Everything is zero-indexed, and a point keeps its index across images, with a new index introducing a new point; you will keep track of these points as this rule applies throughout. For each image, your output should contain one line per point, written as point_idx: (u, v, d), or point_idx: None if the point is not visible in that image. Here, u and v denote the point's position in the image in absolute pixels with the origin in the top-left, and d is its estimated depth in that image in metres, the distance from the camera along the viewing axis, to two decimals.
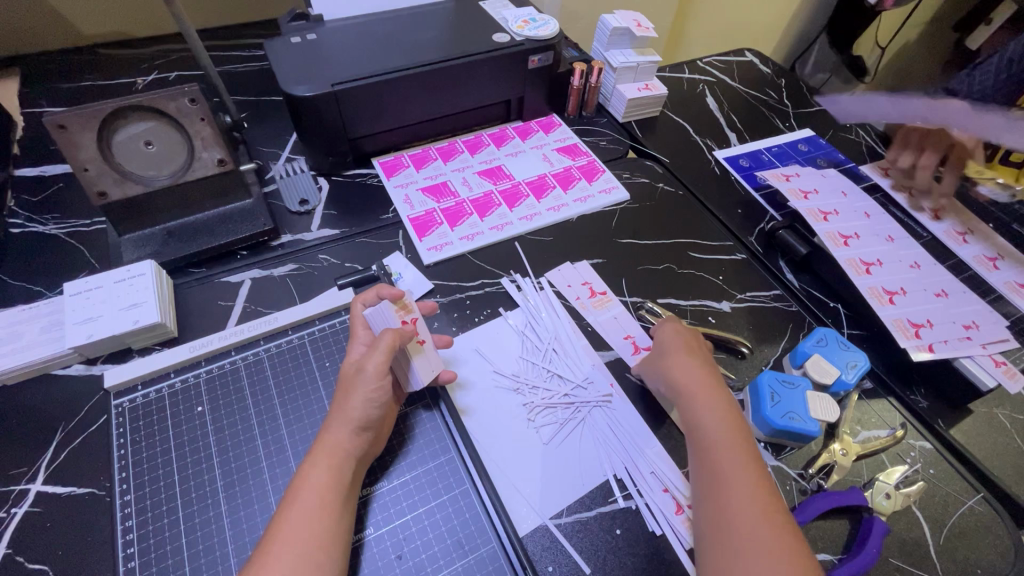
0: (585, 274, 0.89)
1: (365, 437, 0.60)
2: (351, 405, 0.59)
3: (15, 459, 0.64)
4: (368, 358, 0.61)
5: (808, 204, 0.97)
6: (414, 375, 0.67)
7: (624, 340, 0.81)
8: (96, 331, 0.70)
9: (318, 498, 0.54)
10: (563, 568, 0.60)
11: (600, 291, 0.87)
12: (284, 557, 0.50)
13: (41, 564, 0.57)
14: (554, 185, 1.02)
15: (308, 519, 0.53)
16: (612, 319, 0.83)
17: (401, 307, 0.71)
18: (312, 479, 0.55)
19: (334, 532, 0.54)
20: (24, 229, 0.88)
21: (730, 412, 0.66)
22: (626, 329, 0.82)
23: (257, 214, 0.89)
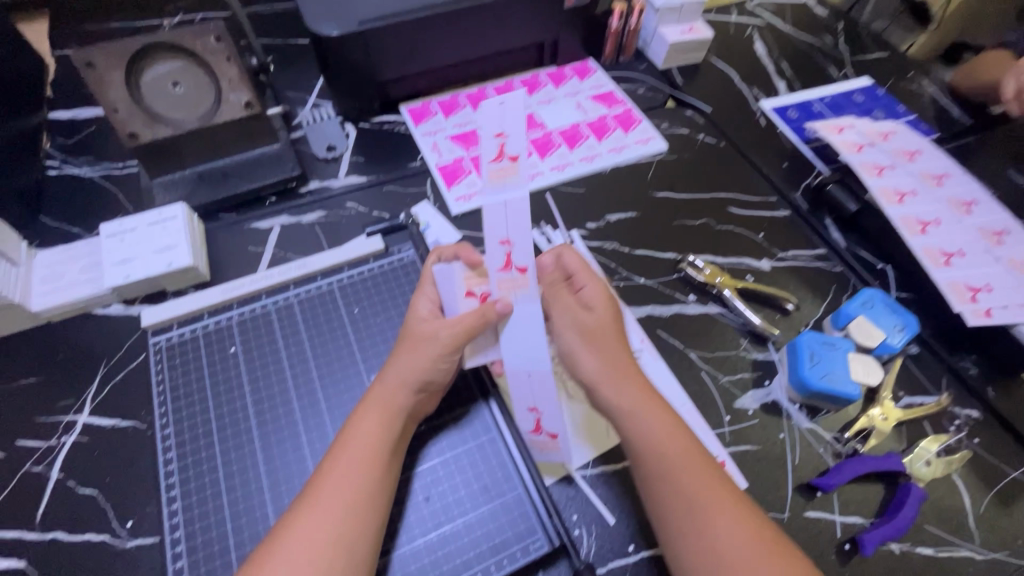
0: (499, 120, 0.65)
1: (422, 397, 0.60)
2: (415, 363, 0.59)
3: (62, 391, 0.67)
4: (444, 326, 0.60)
5: (862, 157, 0.88)
6: (467, 356, 0.64)
7: (499, 246, 0.63)
8: (133, 272, 0.72)
9: (367, 449, 0.55)
10: (588, 518, 0.60)
11: (510, 156, 0.64)
12: (335, 499, 0.52)
13: (91, 489, 0.61)
14: (588, 134, 0.98)
15: (358, 468, 0.54)
16: (498, 209, 0.64)
17: (473, 274, 0.65)
18: (363, 429, 0.56)
19: (384, 480, 0.55)
20: (61, 171, 0.89)
21: (667, 416, 0.59)
22: (508, 230, 0.63)
23: (284, 160, 0.88)
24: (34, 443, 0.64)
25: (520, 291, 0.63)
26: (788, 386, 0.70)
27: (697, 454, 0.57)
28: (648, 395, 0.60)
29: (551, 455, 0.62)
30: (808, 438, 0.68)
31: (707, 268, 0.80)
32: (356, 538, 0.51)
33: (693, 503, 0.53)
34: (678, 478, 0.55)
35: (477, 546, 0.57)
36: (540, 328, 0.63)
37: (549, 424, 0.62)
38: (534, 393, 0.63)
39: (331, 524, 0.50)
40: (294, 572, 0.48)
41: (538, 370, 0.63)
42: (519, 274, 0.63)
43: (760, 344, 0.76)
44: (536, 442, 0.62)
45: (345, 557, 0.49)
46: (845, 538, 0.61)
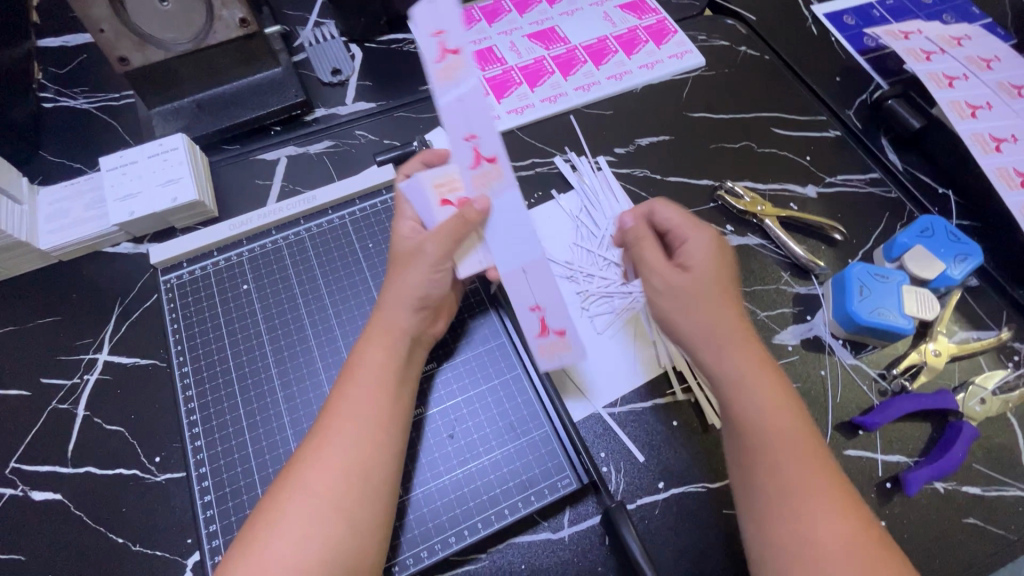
0: (439, 19, 0.58)
1: (423, 316, 0.56)
2: (405, 281, 0.55)
3: (80, 330, 0.66)
4: (428, 237, 0.55)
5: (930, 67, 0.78)
6: (461, 263, 0.57)
7: (464, 140, 0.57)
8: (138, 208, 0.69)
9: (363, 377, 0.52)
10: (616, 455, 0.59)
11: (452, 52, 0.57)
12: (336, 431, 0.49)
13: (117, 426, 0.61)
14: (616, 49, 0.88)
15: (369, 400, 0.51)
16: (455, 104, 0.57)
17: (445, 179, 0.58)
18: (358, 360, 0.53)
19: (390, 410, 0.52)
20: (56, 104, 0.83)
21: (779, 393, 0.50)
22: (469, 122, 0.57)
23: (286, 85, 0.82)
24: (58, 381, 0.63)
25: (495, 183, 0.57)
26: (833, 321, 0.66)
27: (810, 442, 0.48)
28: (764, 370, 0.51)
29: (564, 357, 0.58)
30: (851, 375, 0.64)
31: (748, 195, 0.74)
32: (374, 468, 0.49)
33: (795, 491, 0.46)
34: (784, 466, 0.47)
35: (505, 484, 0.56)
36: (524, 218, 0.57)
37: (553, 323, 0.58)
38: (534, 290, 0.57)
39: (334, 455, 0.48)
40: (302, 504, 0.46)
41: (532, 264, 0.57)
42: (491, 166, 0.57)
43: (803, 277, 0.70)
44: (546, 345, 0.58)
45: (357, 479, 0.48)
46: (887, 477, 0.59)
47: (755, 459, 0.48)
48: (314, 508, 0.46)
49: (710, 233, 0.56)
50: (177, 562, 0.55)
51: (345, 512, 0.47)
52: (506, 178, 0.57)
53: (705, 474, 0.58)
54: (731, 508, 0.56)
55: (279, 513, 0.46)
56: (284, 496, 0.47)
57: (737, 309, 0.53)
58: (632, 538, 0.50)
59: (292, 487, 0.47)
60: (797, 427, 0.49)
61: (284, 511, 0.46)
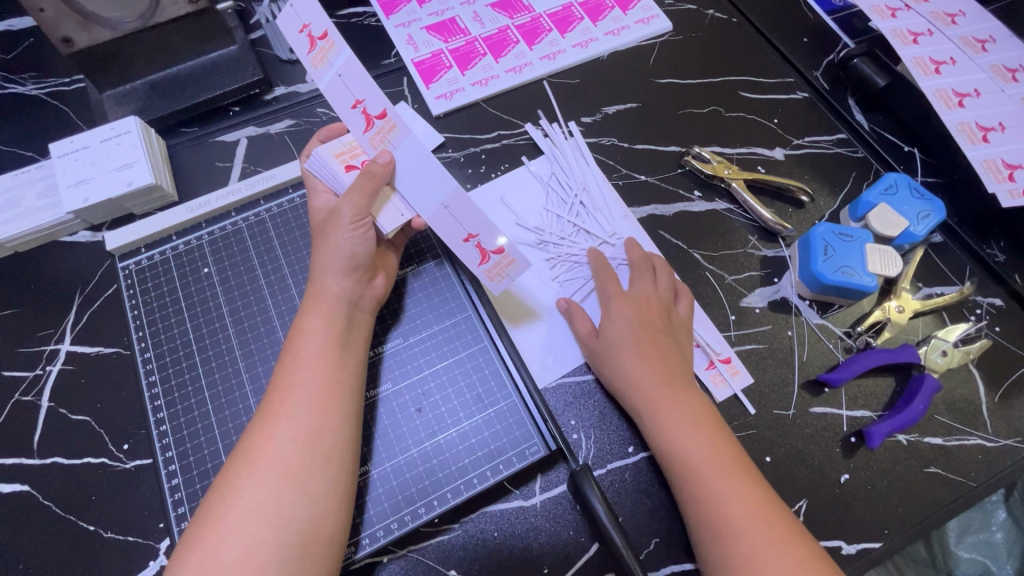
0: (301, 9, 0.55)
1: (358, 279, 0.56)
2: (332, 245, 0.54)
3: (40, 321, 0.65)
4: (343, 199, 0.54)
5: (895, 23, 0.77)
6: (381, 217, 0.55)
7: (352, 109, 0.54)
8: (92, 195, 0.67)
9: (321, 352, 0.52)
10: (585, 421, 0.59)
11: (322, 37, 0.54)
12: (295, 408, 0.49)
13: (83, 415, 0.60)
14: (581, 16, 0.85)
15: (313, 369, 0.51)
16: (336, 83, 0.55)
17: (345, 148, 0.57)
18: (311, 332, 0.53)
19: (346, 386, 0.52)
20: (4, 90, 0.80)
21: (696, 419, 0.54)
22: (352, 90, 0.53)
23: (243, 63, 0.79)
24: (22, 373, 0.62)
25: (393, 136, 0.54)
26: (800, 282, 0.66)
27: (724, 455, 0.52)
28: (679, 396, 0.56)
29: (512, 271, 0.57)
30: (817, 334, 0.65)
31: (714, 160, 0.73)
32: (326, 435, 0.49)
33: (720, 505, 0.50)
34: (707, 482, 0.51)
35: (472, 454, 0.56)
36: (427, 160, 0.53)
37: (489, 244, 0.55)
38: (460, 221, 0.54)
39: (293, 431, 0.48)
40: (265, 481, 0.46)
41: (451, 197, 0.53)
42: (381, 121, 0.53)
43: (770, 240, 0.70)
44: (492, 268, 0.57)
45: (318, 455, 0.48)
46: (851, 432, 0.60)
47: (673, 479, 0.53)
48: (266, 477, 0.46)
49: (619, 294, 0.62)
50: (151, 547, 0.55)
51: (299, 481, 0.47)
52: (401, 126, 0.53)
53: None
54: None
55: (233, 485, 0.46)
56: (237, 468, 0.47)
57: (665, 351, 0.58)
58: (597, 499, 0.51)
59: (245, 459, 0.47)
60: (721, 447, 0.53)
61: (236, 484, 0.46)
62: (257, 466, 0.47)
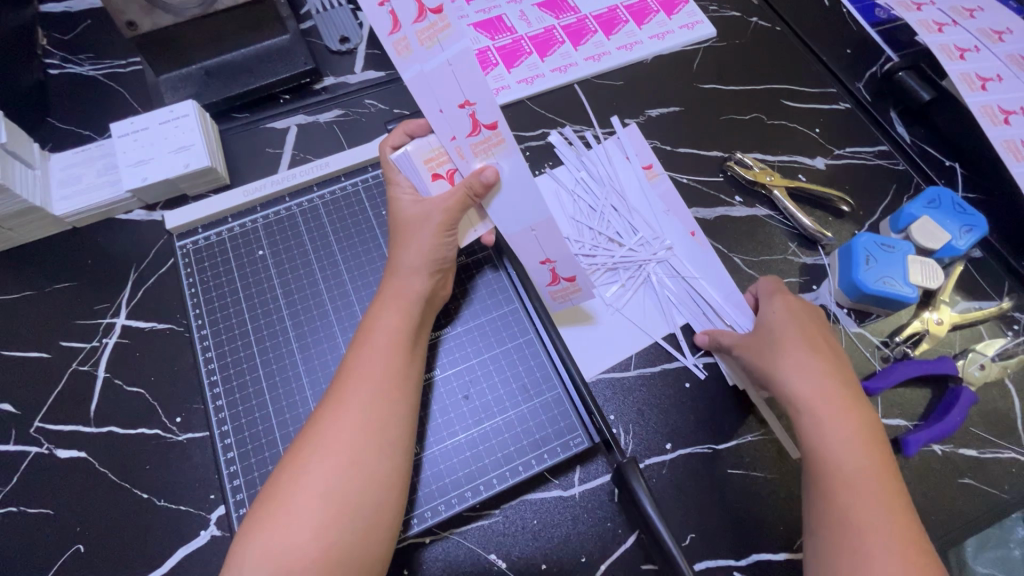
0: None
1: (438, 279, 0.58)
2: (411, 242, 0.56)
3: (97, 295, 0.67)
4: (436, 205, 0.55)
5: (941, 38, 0.77)
6: (465, 235, 0.59)
7: (459, 110, 0.51)
8: (150, 174, 0.69)
9: (384, 336, 0.53)
10: (626, 416, 0.61)
11: (433, 9, 0.47)
12: (360, 389, 0.51)
13: (138, 387, 0.62)
14: (626, 19, 0.86)
15: (377, 353, 0.53)
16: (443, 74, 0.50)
17: (432, 152, 0.56)
18: (382, 319, 0.55)
19: (406, 370, 0.53)
20: (62, 71, 0.82)
21: (866, 433, 0.52)
22: (464, 90, 0.50)
23: (295, 53, 0.81)
24: (78, 344, 0.65)
25: (497, 150, 0.54)
26: (839, 291, 0.67)
27: (885, 477, 0.50)
28: (855, 403, 0.53)
29: (575, 298, 0.63)
30: (855, 343, 0.66)
31: (757, 166, 0.74)
32: (390, 423, 0.51)
33: (862, 525, 0.47)
34: (851, 499, 0.49)
35: (518, 442, 0.58)
36: (528, 183, 0.55)
37: (564, 272, 0.60)
38: (541, 246, 0.58)
39: (360, 411, 0.50)
40: (331, 456, 0.48)
41: (541, 224, 0.57)
42: (491, 133, 0.52)
43: (810, 248, 0.71)
44: (558, 291, 0.62)
45: (381, 435, 0.50)
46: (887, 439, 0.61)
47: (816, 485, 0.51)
48: (333, 460, 0.48)
49: (785, 300, 0.60)
50: (202, 517, 0.57)
51: (364, 457, 0.48)
52: (509, 143, 0.53)
53: (712, 436, 0.60)
54: (736, 468, 0.59)
55: (299, 465, 0.48)
56: (304, 444, 0.49)
57: (836, 357, 0.57)
58: (642, 491, 0.52)
59: (311, 439, 0.49)
60: (878, 468, 0.50)
61: (303, 459, 0.48)
62: (324, 449, 0.48)
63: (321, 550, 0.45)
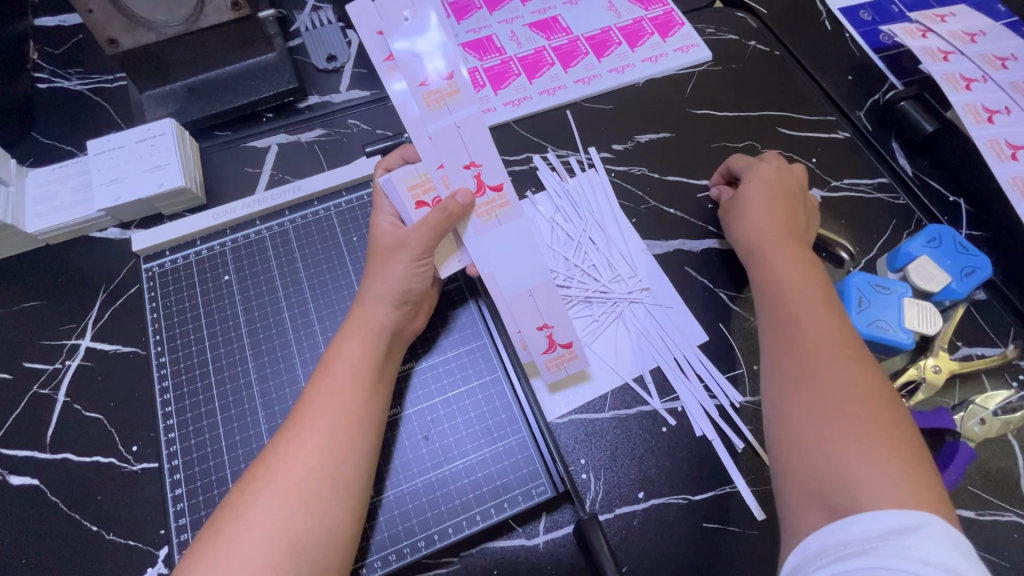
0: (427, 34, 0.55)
1: (405, 311, 0.56)
2: (384, 273, 0.55)
3: (64, 315, 0.66)
4: (411, 230, 0.54)
5: (947, 68, 0.74)
6: (442, 264, 0.58)
7: (464, 170, 0.57)
8: (123, 194, 0.68)
9: (348, 370, 0.52)
10: (596, 462, 0.57)
11: (443, 77, 0.55)
12: (314, 425, 0.49)
13: (96, 413, 0.61)
14: (619, 41, 0.84)
15: (338, 389, 0.51)
16: (450, 132, 0.56)
17: (418, 180, 0.57)
18: (345, 351, 0.53)
19: (368, 405, 0.51)
20: (50, 85, 0.82)
21: (803, 264, 0.58)
22: (470, 153, 0.57)
23: (280, 71, 0.80)
24: (41, 365, 0.63)
25: (503, 212, 0.58)
26: None
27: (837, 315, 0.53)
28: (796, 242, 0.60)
29: (570, 367, 0.60)
30: None
31: None
32: (342, 472, 0.48)
33: (803, 358, 0.50)
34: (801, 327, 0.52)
35: (477, 488, 0.55)
36: (526, 249, 0.59)
37: (561, 337, 0.59)
38: (539, 310, 0.59)
39: (311, 448, 0.48)
40: (275, 499, 0.45)
41: (538, 286, 0.59)
42: (495, 194, 0.57)
43: None
44: (554, 359, 0.60)
45: (331, 475, 0.47)
46: None
47: (785, 338, 0.52)
48: (282, 509, 0.45)
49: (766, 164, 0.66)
50: (150, 553, 0.55)
51: (308, 499, 0.46)
52: (514, 205, 0.58)
53: (687, 486, 0.57)
54: (713, 522, 0.55)
55: (245, 507, 0.45)
56: (248, 485, 0.47)
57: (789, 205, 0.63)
58: (598, 537, 0.51)
59: (257, 483, 0.47)
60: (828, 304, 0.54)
61: (249, 498, 0.46)
62: (270, 496, 0.46)
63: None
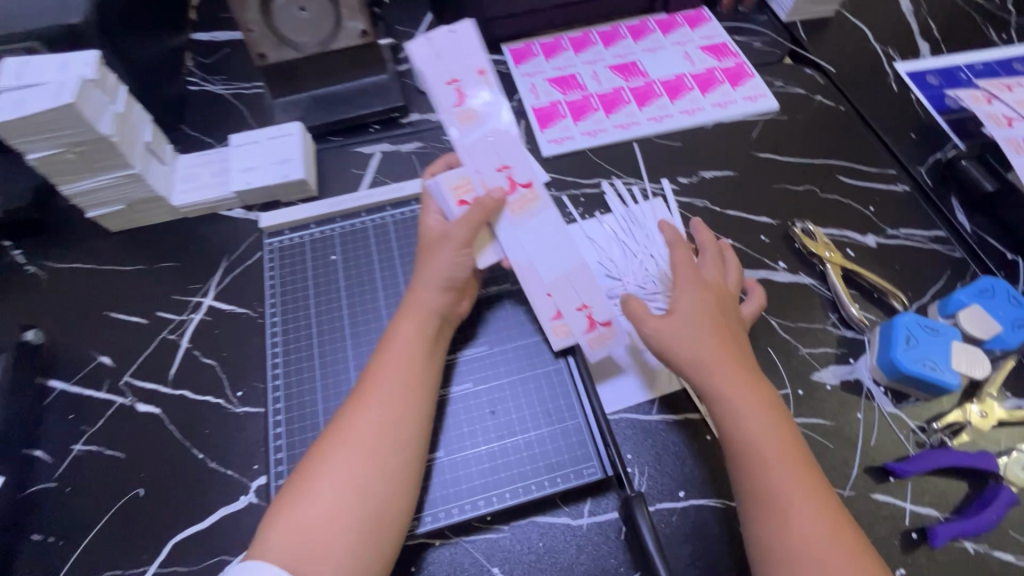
0: (454, 66, 0.69)
1: (450, 296, 0.63)
2: (433, 264, 0.62)
3: (193, 276, 0.78)
4: (454, 224, 0.63)
5: (1011, 133, 0.77)
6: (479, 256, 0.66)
7: (498, 172, 0.67)
8: (254, 180, 0.80)
9: (405, 347, 0.59)
10: (643, 458, 0.62)
11: (469, 97, 0.69)
12: (378, 395, 0.57)
13: (211, 360, 0.71)
14: (691, 87, 0.92)
15: (397, 365, 0.58)
16: (482, 140, 0.68)
17: (460, 182, 0.66)
18: (402, 330, 0.60)
19: (422, 378, 0.59)
20: (199, 88, 0.98)
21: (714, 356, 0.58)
22: (500, 156, 0.67)
23: (389, 91, 0.92)
24: (171, 316, 0.75)
25: (531, 205, 0.67)
26: (876, 366, 0.66)
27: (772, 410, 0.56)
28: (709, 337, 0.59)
29: (612, 342, 0.66)
30: (888, 423, 0.65)
31: (819, 235, 0.77)
32: (396, 441, 0.55)
33: (763, 473, 0.53)
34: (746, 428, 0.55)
35: (534, 462, 0.61)
36: (558, 239, 0.67)
37: (599, 316, 0.66)
38: (578, 294, 0.67)
39: (373, 415, 0.55)
40: (348, 458, 0.53)
41: (575, 269, 0.67)
42: (525, 190, 0.67)
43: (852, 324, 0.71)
44: (596, 338, 0.66)
45: (392, 436, 0.55)
46: (913, 527, 0.59)
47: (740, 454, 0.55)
48: (349, 470, 0.53)
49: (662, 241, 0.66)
50: (244, 484, 0.64)
51: (375, 457, 0.54)
52: (541, 198, 0.68)
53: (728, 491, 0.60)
54: None
55: (322, 465, 0.53)
56: (324, 447, 0.55)
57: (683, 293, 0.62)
58: (644, 525, 0.55)
59: (328, 446, 0.55)
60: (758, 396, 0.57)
61: (325, 456, 0.54)
62: (338, 459, 0.54)
63: (327, 551, 0.50)
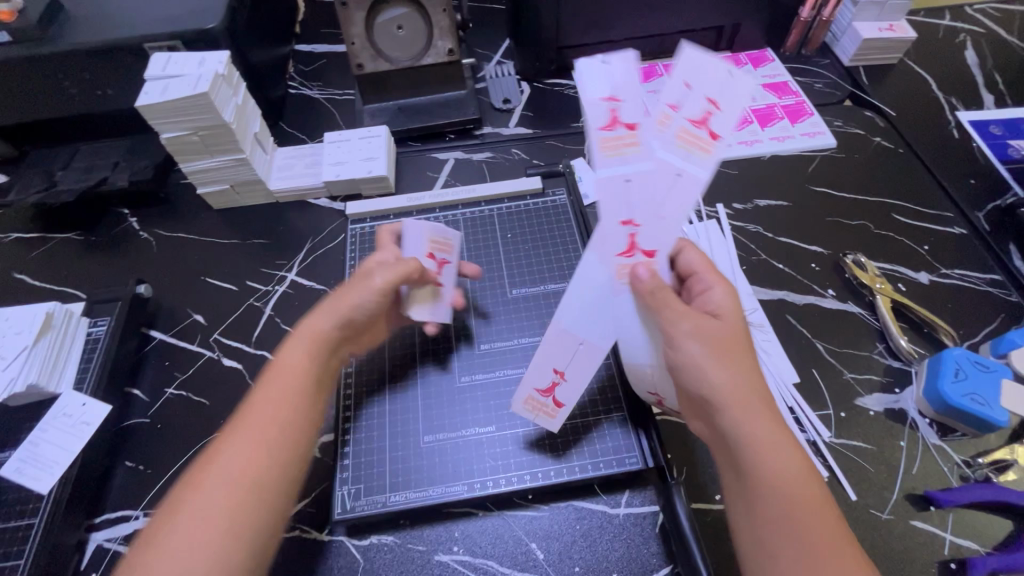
0: (627, 83, 0.58)
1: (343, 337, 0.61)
2: (349, 298, 0.61)
3: (280, 254, 0.87)
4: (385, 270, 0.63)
5: None
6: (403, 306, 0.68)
7: (619, 227, 0.58)
8: (342, 173, 0.89)
9: (292, 374, 0.54)
10: (682, 456, 0.65)
11: (626, 126, 0.58)
12: (248, 433, 0.50)
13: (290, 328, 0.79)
14: (751, 120, 0.97)
15: (275, 401, 0.53)
16: (619, 181, 0.57)
17: (439, 242, 0.72)
18: (286, 361, 0.55)
19: (303, 421, 0.53)
20: (298, 91, 1.10)
21: (723, 358, 0.51)
22: (635, 211, 0.58)
23: (465, 104, 1.01)
24: (258, 286, 0.84)
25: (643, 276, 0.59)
26: (922, 398, 0.67)
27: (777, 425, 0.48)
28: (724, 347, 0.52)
29: (629, 462, 0.64)
30: (932, 453, 0.65)
31: (871, 267, 0.79)
32: (302, 421, 0.53)
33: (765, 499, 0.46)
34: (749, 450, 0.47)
35: (579, 445, 0.65)
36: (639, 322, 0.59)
37: (561, 394, 0.63)
38: (573, 362, 0.62)
39: (246, 452, 0.49)
40: (212, 497, 0.47)
41: (637, 370, 0.61)
42: (647, 258, 0.58)
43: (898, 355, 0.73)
44: (620, 450, 0.63)
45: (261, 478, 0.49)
46: (951, 557, 0.59)
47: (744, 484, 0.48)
48: (256, 455, 0.50)
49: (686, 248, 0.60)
50: None
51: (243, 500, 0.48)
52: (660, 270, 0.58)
53: None
54: None
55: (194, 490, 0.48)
56: (187, 483, 0.48)
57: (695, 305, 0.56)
58: (681, 506, 0.58)
59: (189, 488, 0.48)
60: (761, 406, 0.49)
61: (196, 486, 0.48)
62: (238, 445, 0.50)
63: (242, 546, 0.46)
